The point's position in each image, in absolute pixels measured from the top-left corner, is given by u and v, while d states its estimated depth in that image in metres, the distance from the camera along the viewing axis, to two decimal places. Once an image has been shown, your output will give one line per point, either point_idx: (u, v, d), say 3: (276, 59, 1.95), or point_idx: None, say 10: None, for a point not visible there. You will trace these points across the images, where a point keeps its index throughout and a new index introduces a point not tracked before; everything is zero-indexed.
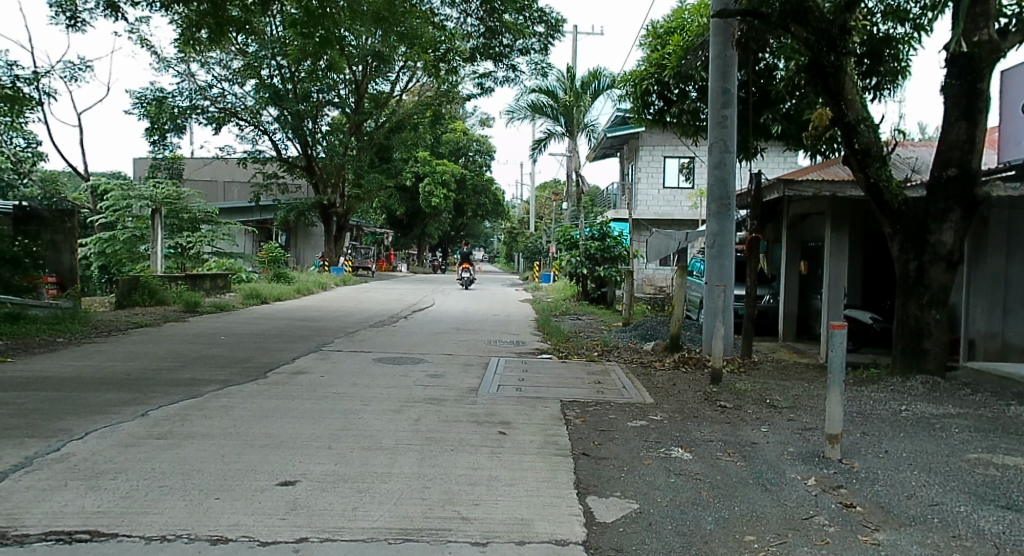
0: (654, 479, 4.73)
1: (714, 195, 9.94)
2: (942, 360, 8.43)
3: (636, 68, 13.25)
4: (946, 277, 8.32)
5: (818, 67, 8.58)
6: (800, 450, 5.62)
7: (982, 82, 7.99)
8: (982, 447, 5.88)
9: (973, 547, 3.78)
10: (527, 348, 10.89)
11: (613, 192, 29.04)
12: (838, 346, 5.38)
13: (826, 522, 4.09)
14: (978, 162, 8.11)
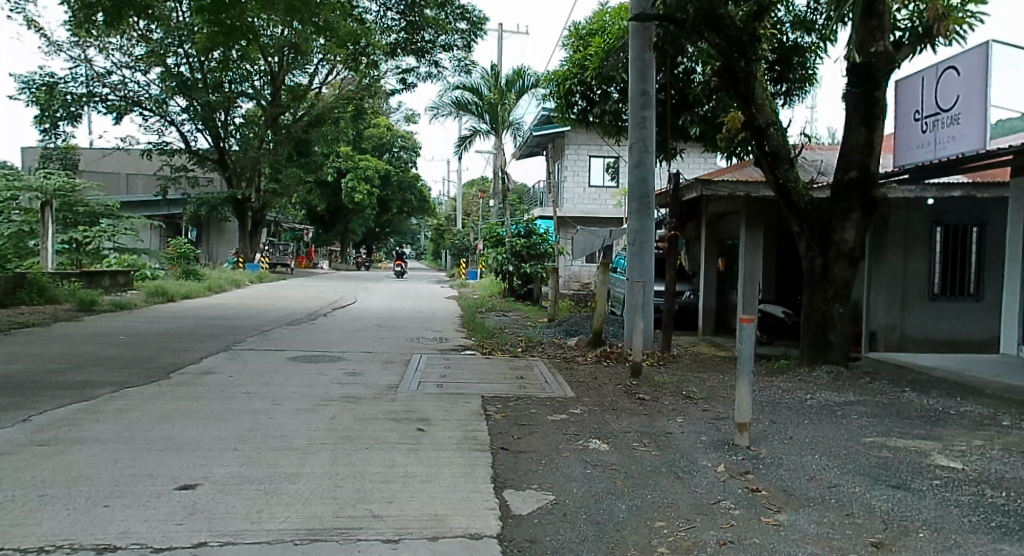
0: (572, 470, 4.81)
1: (635, 193, 10.15)
2: (846, 351, 8.92)
3: (559, 69, 13.44)
4: (849, 273, 8.80)
5: (730, 71, 8.90)
6: (711, 439, 5.84)
7: (879, 91, 8.49)
8: (878, 431, 6.26)
9: (863, 524, 4.03)
10: (451, 345, 10.87)
11: (539, 190, 29.21)
12: (747, 339, 5.60)
13: (732, 506, 4.27)
14: (876, 165, 8.59)
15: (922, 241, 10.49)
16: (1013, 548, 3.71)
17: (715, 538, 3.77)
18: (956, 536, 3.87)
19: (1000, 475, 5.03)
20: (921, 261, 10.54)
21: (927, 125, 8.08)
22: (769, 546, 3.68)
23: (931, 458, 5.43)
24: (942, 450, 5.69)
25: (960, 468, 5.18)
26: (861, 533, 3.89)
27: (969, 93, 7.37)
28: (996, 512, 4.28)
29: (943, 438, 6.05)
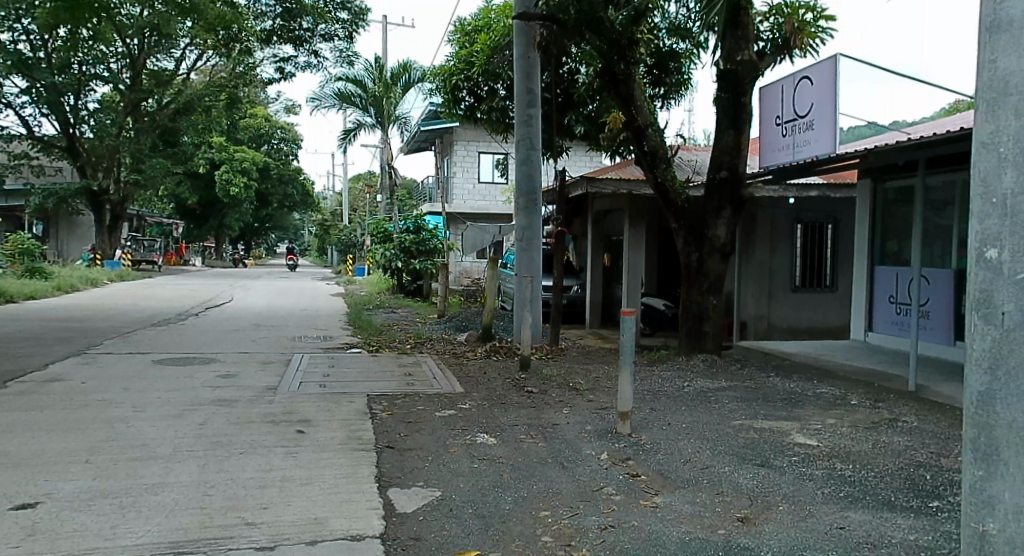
0: (459, 465, 4.80)
1: (522, 190, 10.24)
2: (719, 341, 9.44)
3: (444, 64, 13.36)
4: (721, 267, 9.31)
5: (610, 73, 9.17)
6: (595, 428, 6.00)
7: (745, 96, 9.02)
8: (747, 414, 6.67)
9: (733, 501, 4.27)
10: (335, 343, 10.57)
11: (428, 184, 28.98)
12: (629, 330, 5.79)
13: (614, 492, 4.39)
14: (744, 166, 9.12)
15: (786, 236, 11.27)
16: (859, 515, 4.06)
17: (597, 523, 3.87)
18: (812, 506, 4.19)
19: (849, 449, 5.49)
20: (784, 255, 11.33)
21: (787, 130, 8.67)
22: (646, 527, 3.82)
23: (792, 437, 5.85)
24: (801, 429, 6.14)
25: (815, 444, 5.61)
26: (729, 510, 4.12)
27: (822, 101, 7.98)
28: (846, 483, 4.66)
29: (803, 418, 6.53)
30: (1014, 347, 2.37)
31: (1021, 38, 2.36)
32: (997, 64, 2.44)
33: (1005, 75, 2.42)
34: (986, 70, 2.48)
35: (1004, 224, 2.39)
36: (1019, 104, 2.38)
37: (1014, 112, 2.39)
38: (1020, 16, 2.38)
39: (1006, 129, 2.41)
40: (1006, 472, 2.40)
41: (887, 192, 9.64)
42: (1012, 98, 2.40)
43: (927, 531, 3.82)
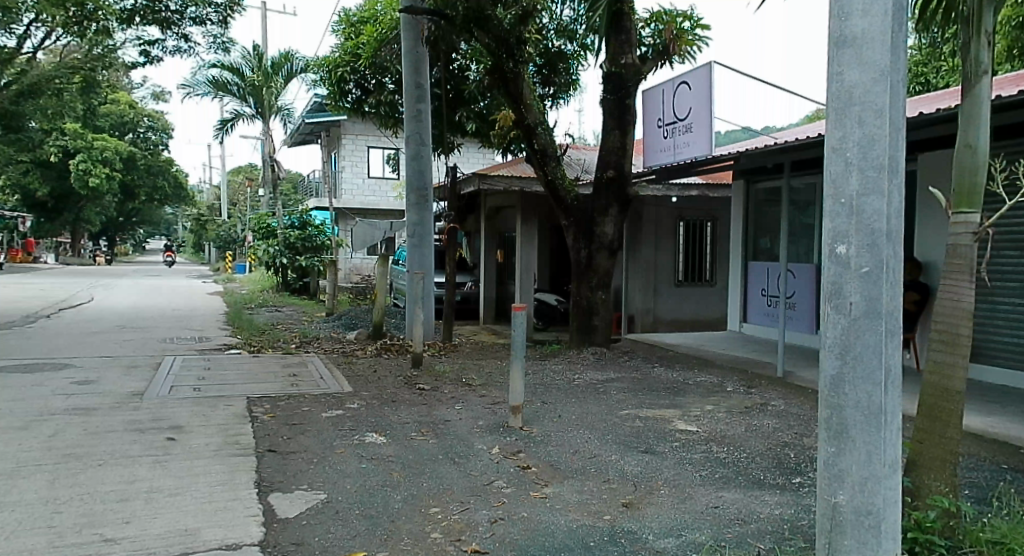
0: (346, 466, 4.68)
1: (412, 186, 10.13)
2: (608, 334, 9.75)
3: (329, 55, 12.98)
4: (609, 263, 9.60)
5: (499, 71, 9.21)
6: (487, 423, 6.03)
7: (630, 98, 9.33)
8: (634, 404, 6.91)
9: (619, 488, 4.42)
10: (211, 344, 10.05)
11: (314, 179, 28.09)
12: (520, 326, 5.84)
13: (504, 485, 4.43)
14: (629, 165, 9.44)
15: (670, 233, 11.77)
16: (732, 494, 4.30)
17: (487, 517, 3.89)
18: (690, 489, 4.40)
19: (725, 433, 5.81)
20: (668, 251, 11.85)
21: (668, 132, 9.04)
22: (535, 518, 3.88)
23: (673, 424, 6.12)
24: (682, 416, 6.43)
25: (695, 430, 5.90)
26: (615, 496, 4.26)
27: (699, 105, 8.39)
28: (722, 464, 4.93)
29: (684, 405, 6.85)
30: (861, 335, 2.60)
31: (864, 54, 2.59)
32: (842, 77, 2.65)
33: (850, 88, 2.63)
34: (833, 81, 2.69)
35: (851, 223, 2.62)
36: (862, 114, 2.61)
37: (857, 120, 2.62)
38: (862, 33, 2.61)
39: (851, 136, 2.63)
40: (855, 449, 2.63)
41: (758, 193, 10.24)
42: (855, 108, 2.62)
43: (790, 506, 4.10)
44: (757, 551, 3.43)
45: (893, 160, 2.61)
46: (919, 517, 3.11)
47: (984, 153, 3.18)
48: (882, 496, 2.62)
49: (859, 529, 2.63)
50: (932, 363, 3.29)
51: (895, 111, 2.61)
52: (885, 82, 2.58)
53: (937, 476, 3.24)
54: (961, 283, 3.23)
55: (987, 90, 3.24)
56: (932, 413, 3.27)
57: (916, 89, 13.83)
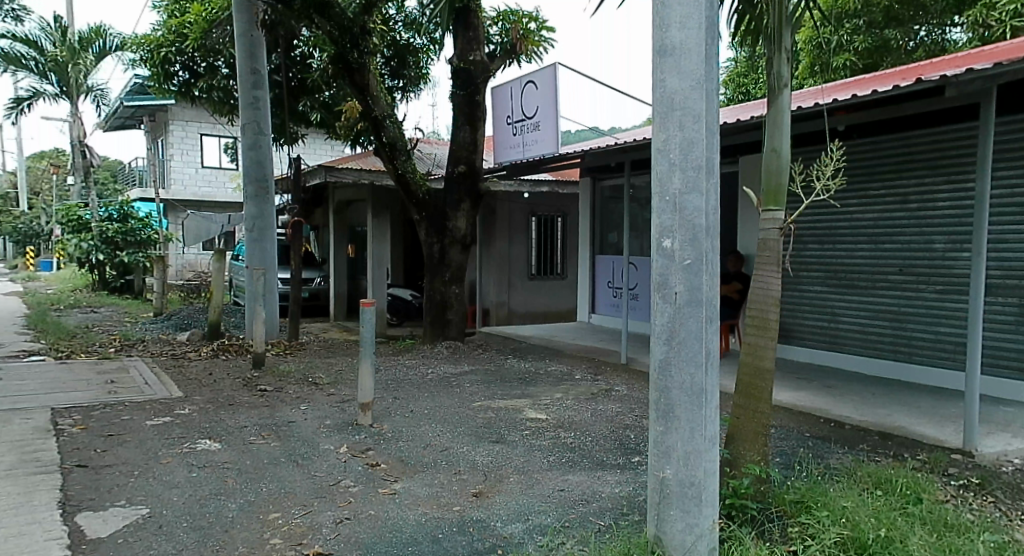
0: (173, 477, 4.36)
1: (251, 177, 9.59)
2: (461, 327, 9.80)
3: (150, 33, 11.98)
4: (461, 257, 9.64)
5: (343, 61, 8.89)
6: (334, 422, 5.84)
7: (478, 94, 9.40)
8: (486, 395, 6.99)
9: (467, 478, 4.45)
10: (9, 351, 8.95)
11: (137, 167, 25.83)
12: (369, 322, 5.72)
13: (351, 484, 4.32)
14: (480, 161, 9.52)
15: (522, 229, 12.01)
16: (578, 477, 4.46)
17: (332, 518, 3.77)
18: (538, 474, 4.52)
19: (572, 419, 6.04)
20: (522, 246, 12.07)
21: (517, 129, 9.20)
22: (383, 515, 3.82)
23: (524, 413, 6.26)
24: (532, 405, 6.59)
25: (544, 418, 6.06)
26: (465, 487, 4.29)
27: (547, 104, 8.64)
28: (568, 449, 5.12)
29: (534, 394, 7.03)
30: (685, 322, 2.80)
31: (682, 62, 2.79)
32: (664, 83, 2.83)
33: (670, 94, 2.82)
34: (657, 87, 2.86)
35: (675, 219, 2.80)
36: (682, 118, 2.79)
37: (678, 124, 2.80)
38: (680, 44, 2.80)
39: (673, 138, 2.81)
40: (680, 427, 2.82)
41: (603, 190, 10.70)
42: (676, 113, 2.81)
43: (629, 483, 4.33)
44: (599, 528, 3.59)
45: (710, 162, 2.82)
46: (736, 485, 3.40)
47: (786, 157, 3.51)
48: (704, 468, 2.83)
49: (683, 501, 2.83)
50: (747, 345, 3.60)
51: (710, 117, 2.82)
52: (701, 90, 2.79)
53: (750, 446, 3.55)
54: (769, 274, 3.55)
55: (788, 102, 3.59)
56: (748, 390, 3.57)
57: (738, 96, 15.07)
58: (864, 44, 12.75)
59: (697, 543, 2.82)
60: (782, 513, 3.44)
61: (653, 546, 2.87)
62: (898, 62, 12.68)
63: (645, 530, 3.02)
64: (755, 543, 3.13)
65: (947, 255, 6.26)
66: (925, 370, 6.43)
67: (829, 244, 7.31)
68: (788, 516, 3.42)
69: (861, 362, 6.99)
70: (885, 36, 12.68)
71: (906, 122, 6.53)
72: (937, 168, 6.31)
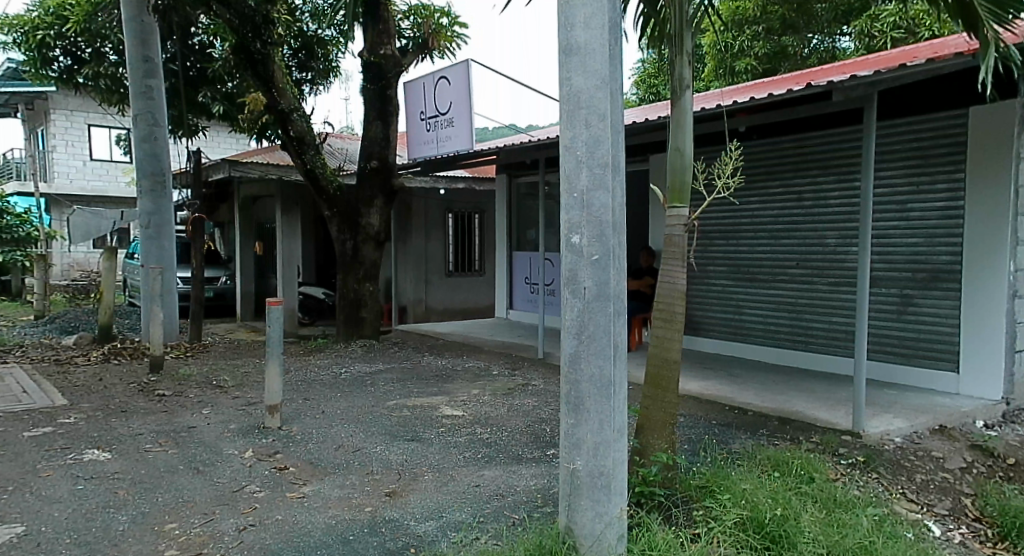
0: (57, 491, 4.09)
1: (145, 170, 9.10)
2: (376, 325, 9.66)
3: (27, 14, 11.19)
4: (375, 254, 9.49)
5: (245, 52, 8.58)
6: (240, 426, 5.63)
7: (390, 89, 9.27)
8: (401, 393, 6.92)
9: (381, 478, 4.39)
10: None
11: (16, 158, 24.02)
12: (276, 321, 5.53)
13: (257, 489, 4.18)
14: (393, 156, 9.40)
15: (438, 225, 11.92)
16: (492, 472, 4.48)
17: (235, 525, 3.63)
18: (453, 471, 4.51)
19: (488, 414, 6.05)
20: (438, 243, 11.98)
21: (430, 124, 9.12)
22: (291, 519, 3.71)
23: (440, 410, 6.23)
24: (448, 402, 6.56)
25: (460, 414, 6.05)
26: (378, 487, 4.22)
27: (460, 100, 8.61)
28: (484, 444, 5.13)
29: (451, 391, 7.01)
30: (594, 316, 2.85)
31: (588, 61, 2.84)
32: (571, 82, 2.87)
33: (577, 92, 2.86)
34: (564, 85, 2.90)
35: (583, 215, 2.84)
36: (588, 116, 2.84)
37: (585, 122, 2.85)
38: (586, 44, 2.85)
39: (580, 136, 2.86)
40: (590, 418, 2.87)
41: (519, 187, 10.76)
42: (582, 111, 2.85)
43: (544, 475, 4.39)
44: (513, 521, 3.62)
45: (616, 159, 2.88)
46: (644, 473, 3.50)
47: (690, 155, 3.63)
48: (612, 458, 2.89)
49: (594, 491, 2.88)
50: (655, 337, 3.70)
51: (615, 116, 2.88)
52: (606, 89, 2.84)
53: (657, 434, 3.66)
54: (674, 268, 3.66)
55: (689, 103, 3.73)
56: (656, 381, 3.67)
57: (648, 97, 15.50)
58: (764, 50, 13.36)
59: (606, 530, 2.88)
60: (688, 498, 3.58)
61: (564, 536, 2.92)
62: (794, 67, 13.37)
63: (556, 521, 3.06)
64: (661, 528, 3.22)
65: (838, 250, 6.65)
66: (820, 358, 6.80)
67: (733, 240, 7.62)
68: (693, 501, 3.57)
69: (763, 351, 7.33)
70: (782, 42, 13.34)
71: (801, 124, 6.89)
72: (829, 168, 6.69)
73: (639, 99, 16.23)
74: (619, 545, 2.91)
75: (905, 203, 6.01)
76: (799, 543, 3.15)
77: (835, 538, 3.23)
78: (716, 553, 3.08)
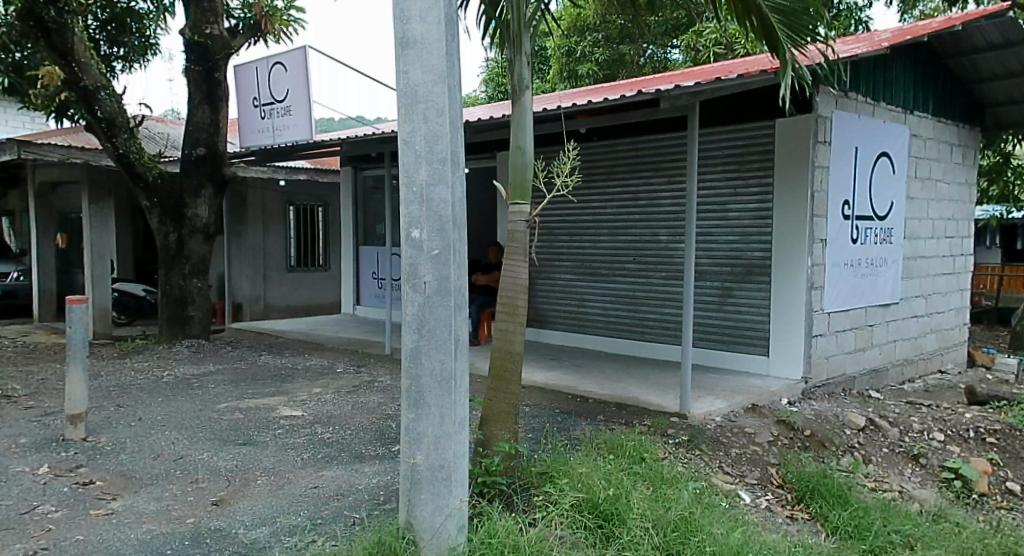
0: None
1: None
2: (206, 324, 9.06)
3: None
4: (204, 248, 8.89)
5: (36, 19, 7.65)
6: (33, 440, 5.06)
7: (218, 72, 8.70)
8: (232, 396, 6.57)
9: (207, 487, 4.16)
10: None
11: None
12: (78, 322, 4.97)
13: (54, 508, 3.80)
14: (222, 144, 8.87)
15: (278, 218, 11.39)
16: (332, 472, 4.40)
17: (23, 551, 3.28)
18: (290, 473, 4.38)
19: (330, 413, 5.92)
20: (277, 236, 11.44)
21: (264, 112, 8.70)
22: (96, 539, 3.42)
23: (277, 411, 6.00)
24: (286, 402, 6.33)
25: (299, 415, 5.87)
26: (203, 496, 4.00)
27: (298, 88, 8.28)
28: (324, 445, 5.02)
29: (289, 391, 6.76)
30: (434, 311, 2.91)
31: (424, 57, 2.89)
32: (408, 76, 2.90)
33: (413, 86, 2.90)
34: (400, 79, 2.93)
35: (422, 210, 2.90)
36: (426, 111, 2.89)
37: (423, 117, 2.89)
38: (421, 38, 2.90)
39: (419, 130, 2.90)
40: (430, 412, 2.93)
41: (365, 180, 10.56)
42: (420, 105, 2.90)
43: (386, 472, 4.39)
44: (352, 521, 3.59)
45: (455, 155, 2.96)
46: (487, 463, 3.62)
47: (530, 153, 3.79)
48: (452, 450, 2.97)
49: (434, 483, 2.95)
50: (498, 330, 3.83)
51: (454, 112, 2.95)
52: (444, 84, 2.91)
53: (501, 425, 3.80)
54: (516, 262, 3.81)
55: (529, 104, 3.89)
56: (500, 373, 3.80)
57: (497, 95, 15.78)
58: (604, 56, 14.10)
59: (446, 522, 2.96)
60: (529, 485, 3.75)
61: (405, 530, 2.97)
62: (631, 75, 14.22)
63: (397, 517, 3.09)
64: (501, 516, 3.35)
65: (669, 246, 7.17)
66: (654, 346, 7.32)
67: (576, 236, 8.00)
68: (533, 487, 3.75)
69: (603, 341, 7.77)
70: (621, 51, 14.15)
71: (636, 128, 7.36)
72: (660, 170, 7.20)
73: (487, 96, 16.50)
74: (459, 536, 2.99)
75: (725, 204, 6.64)
76: (627, 519, 3.41)
77: (661, 513, 3.52)
78: (553, 534, 3.25)
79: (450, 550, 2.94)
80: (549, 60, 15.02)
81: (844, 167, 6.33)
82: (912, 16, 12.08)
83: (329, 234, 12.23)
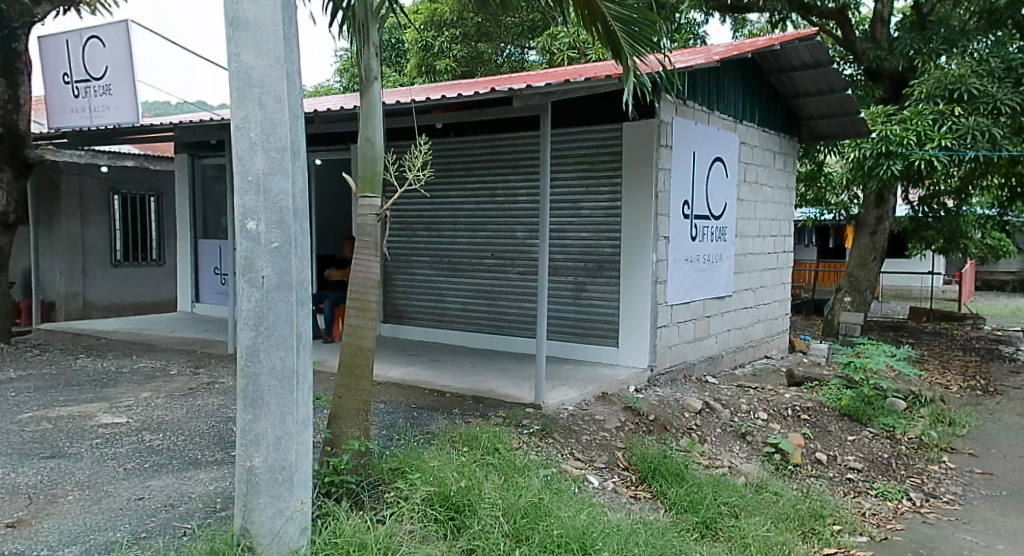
0: None
1: None
2: (4, 326, 8.01)
3: None
4: (3, 240, 7.85)
5: None
6: None
7: (18, 42, 7.68)
8: (38, 404, 5.87)
9: (2, 507, 3.68)
10: None
11: None
12: None
13: None
14: (23, 123, 7.89)
15: (99, 208, 10.33)
16: (160, 481, 4.08)
17: None
18: (109, 486, 4.00)
19: (160, 419, 5.47)
20: (99, 228, 10.37)
21: (77, 90, 7.83)
22: None
23: (95, 419, 5.45)
24: (107, 409, 5.76)
25: (122, 422, 5.37)
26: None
27: (118, 64, 7.51)
28: (151, 452, 4.64)
29: (111, 397, 6.16)
30: (274, 306, 2.78)
31: (257, 39, 2.76)
32: (240, 58, 2.75)
33: (247, 69, 2.76)
34: (231, 61, 2.77)
35: (258, 200, 2.76)
36: (261, 97, 2.77)
37: (258, 103, 2.77)
38: (254, 19, 2.76)
39: (253, 116, 2.76)
40: (269, 412, 2.80)
41: (205, 168, 9.84)
42: (255, 91, 2.76)
43: (222, 479, 4.14)
44: (182, 532, 3.36)
45: (295, 143, 2.85)
46: (335, 462, 3.55)
47: (379, 146, 3.72)
48: (295, 450, 2.85)
49: (273, 486, 2.82)
50: (348, 327, 3.72)
51: (293, 99, 2.84)
52: (280, 70, 2.79)
53: (351, 422, 3.71)
54: (368, 257, 3.73)
55: (378, 95, 3.82)
56: (350, 370, 3.71)
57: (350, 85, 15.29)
58: (461, 53, 14.10)
59: (287, 525, 2.84)
60: (380, 482, 3.70)
61: (240, 537, 2.82)
62: (489, 73, 14.36)
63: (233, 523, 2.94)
64: (349, 515, 3.28)
65: (527, 243, 7.35)
66: (513, 340, 7.47)
67: (434, 231, 7.96)
68: (384, 483, 3.73)
69: (461, 335, 7.82)
70: (478, 48, 14.23)
71: (492, 126, 7.46)
72: (518, 168, 7.34)
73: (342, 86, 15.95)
74: (301, 538, 2.90)
75: (578, 200, 6.91)
76: (478, 509, 3.47)
77: (512, 500, 3.62)
78: (404, 529, 3.24)
79: (292, 553, 2.84)
80: (407, 53, 14.79)
81: (682, 169, 6.81)
82: (742, 34, 13.22)
83: (162, 228, 11.26)
